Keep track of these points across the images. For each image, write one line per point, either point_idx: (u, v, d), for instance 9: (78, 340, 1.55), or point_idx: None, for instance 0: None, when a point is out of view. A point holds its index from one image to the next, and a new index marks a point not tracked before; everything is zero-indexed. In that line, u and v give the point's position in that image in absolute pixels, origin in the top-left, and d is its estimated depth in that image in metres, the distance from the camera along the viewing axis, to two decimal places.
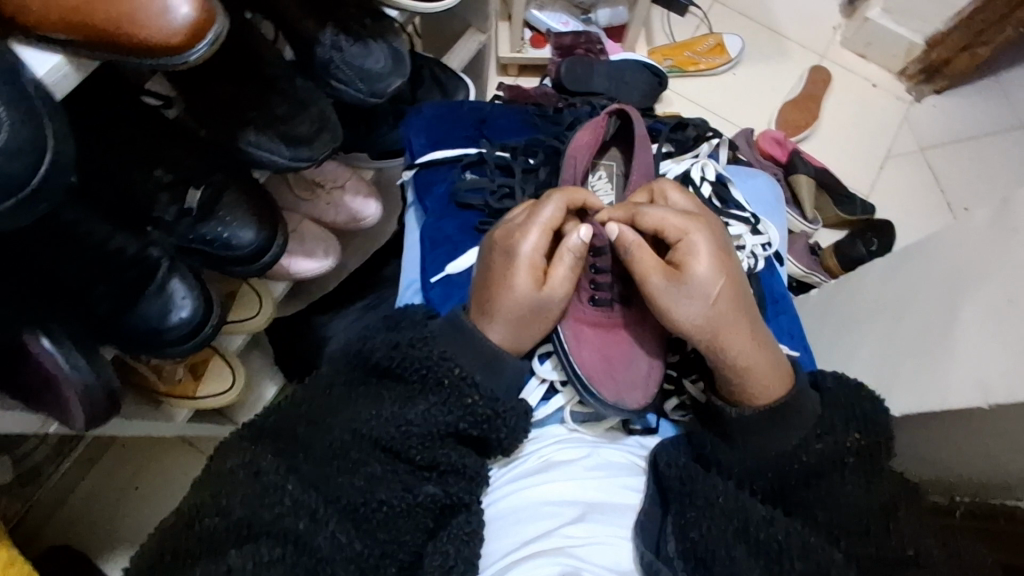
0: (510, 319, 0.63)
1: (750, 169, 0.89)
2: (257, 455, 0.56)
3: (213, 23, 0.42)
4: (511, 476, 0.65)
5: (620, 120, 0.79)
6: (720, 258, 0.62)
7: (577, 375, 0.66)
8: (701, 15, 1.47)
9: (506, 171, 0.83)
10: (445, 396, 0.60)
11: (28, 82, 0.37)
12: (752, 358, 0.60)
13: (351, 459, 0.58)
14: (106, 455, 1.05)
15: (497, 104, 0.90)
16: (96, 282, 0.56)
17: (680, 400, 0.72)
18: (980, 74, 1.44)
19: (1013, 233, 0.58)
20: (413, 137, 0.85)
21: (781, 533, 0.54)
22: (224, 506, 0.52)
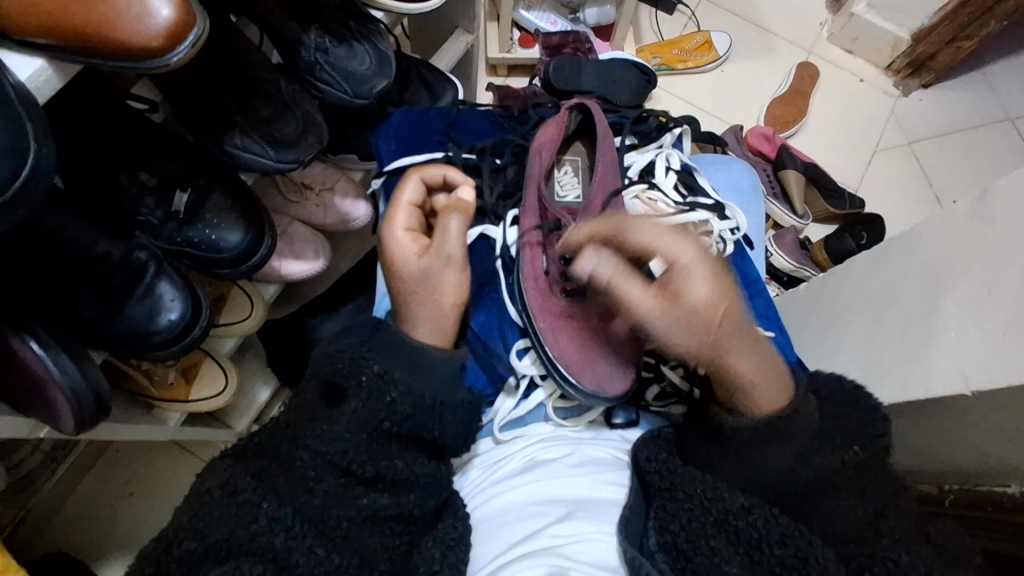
0: (426, 306, 0.66)
1: (723, 156, 0.90)
2: (234, 476, 0.55)
3: (193, 26, 0.42)
4: (499, 477, 0.65)
5: (581, 114, 0.79)
6: (717, 277, 0.56)
7: (554, 366, 0.67)
8: (689, 13, 1.48)
9: (474, 172, 0.83)
10: (406, 407, 0.59)
11: (9, 86, 0.37)
12: (752, 373, 0.59)
13: (308, 476, 0.56)
14: (99, 462, 1.05)
15: (464, 109, 0.91)
16: (80, 290, 0.56)
17: (660, 387, 0.73)
18: (966, 68, 1.45)
19: (991, 222, 0.57)
20: (382, 145, 0.86)
21: (759, 521, 0.54)
22: (199, 530, 0.52)
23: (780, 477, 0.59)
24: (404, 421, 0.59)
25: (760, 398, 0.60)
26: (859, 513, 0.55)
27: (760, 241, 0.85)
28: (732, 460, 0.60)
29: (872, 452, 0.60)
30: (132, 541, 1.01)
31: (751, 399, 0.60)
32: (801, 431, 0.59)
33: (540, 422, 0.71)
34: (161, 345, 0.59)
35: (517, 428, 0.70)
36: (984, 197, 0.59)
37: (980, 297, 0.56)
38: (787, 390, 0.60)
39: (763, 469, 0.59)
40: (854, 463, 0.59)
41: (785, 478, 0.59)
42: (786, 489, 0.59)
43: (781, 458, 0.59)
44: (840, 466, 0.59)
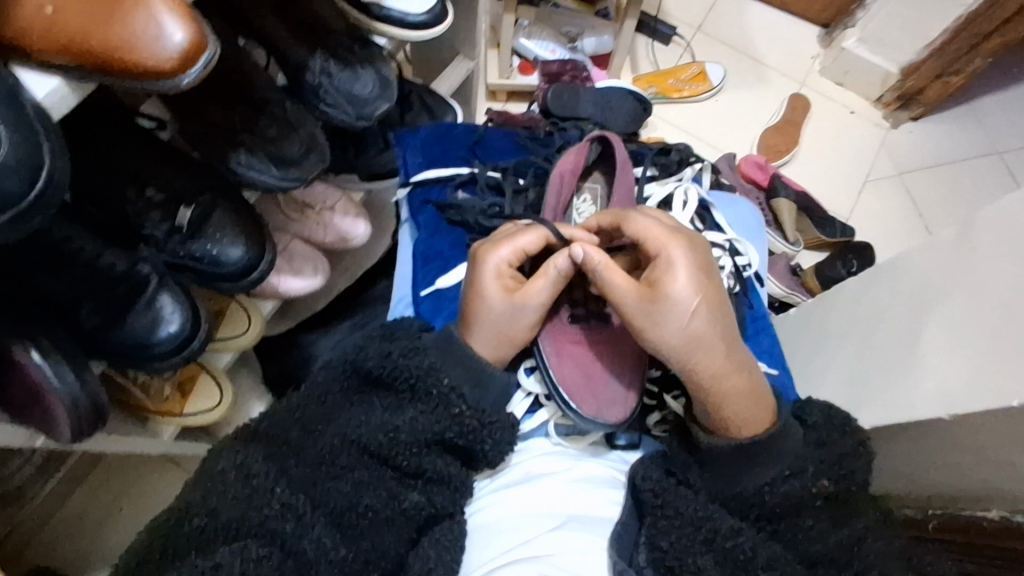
0: (485, 328, 0.64)
1: (732, 195, 0.92)
2: (249, 458, 0.57)
3: (204, 50, 0.44)
4: (497, 485, 0.66)
5: (601, 145, 0.81)
6: (697, 275, 0.61)
7: (557, 390, 0.68)
8: (685, 44, 1.52)
9: (497, 190, 0.86)
10: (434, 405, 0.61)
11: (28, 103, 0.39)
12: (731, 380, 0.59)
13: (340, 465, 0.59)
14: (92, 475, 1.04)
15: (491, 127, 0.94)
16: (83, 300, 0.58)
17: (661, 415, 0.74)
18: (954, 103, 1.49)
19: (972, 252, 0.59)
20: (409, 155, 0.88)
21: (747, 544, 0.56)
22: (213, 507, 0.53)
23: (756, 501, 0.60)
24: (417, 421, 0.60)
25: (733, 416, 0.59)
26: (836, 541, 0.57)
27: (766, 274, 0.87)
28: (723, 491, 0.61)
29: (841, 487, 0.61)
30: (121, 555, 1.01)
31: (727, 415, 0.60)
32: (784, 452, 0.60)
33: (540, 438, 0.71)
34: (160, 356, 0.60)
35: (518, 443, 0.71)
36: (965, 227, 0.60)
37: (960, 325, 0.58)
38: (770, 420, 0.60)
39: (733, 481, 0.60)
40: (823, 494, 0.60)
41: (754, 504, 0.60)
42: (745, 505, 0.61)
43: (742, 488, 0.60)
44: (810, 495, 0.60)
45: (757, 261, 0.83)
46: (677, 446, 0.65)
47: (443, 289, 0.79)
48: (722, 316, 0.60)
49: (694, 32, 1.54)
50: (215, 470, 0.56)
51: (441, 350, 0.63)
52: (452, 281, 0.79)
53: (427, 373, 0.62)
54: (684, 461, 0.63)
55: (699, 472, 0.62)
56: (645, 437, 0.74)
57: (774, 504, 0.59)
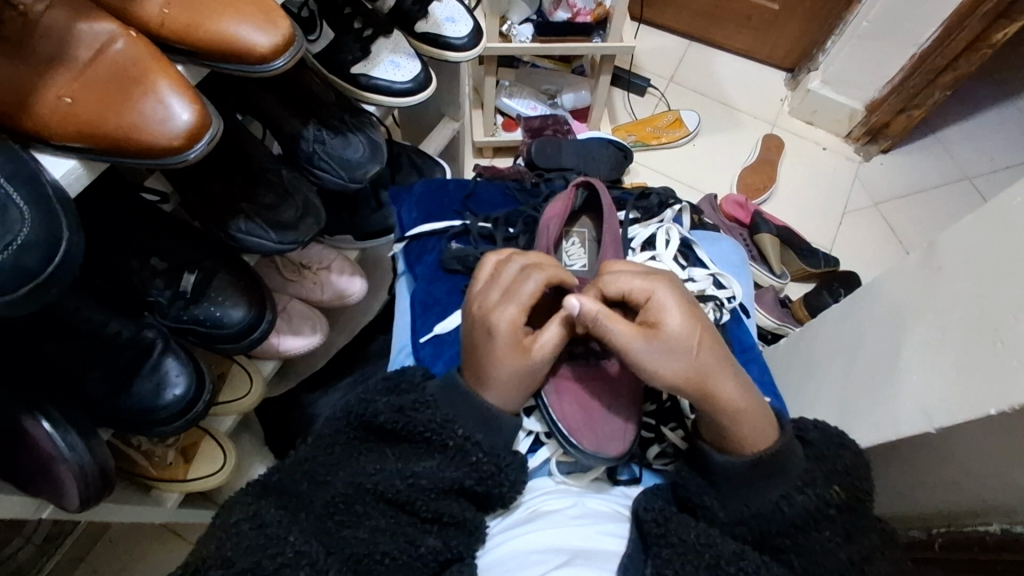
0: (505, 385, 0.64)
1: (716, 234, 0.96)
2: (261, 509, 0.57)
3: (208, 126, 0.48)
4: (508, 523, 0.67)
5: (587, 191, 0.84)
6: (689, 310, 0.64)
7: (557, 427, 0.70)
8: (659, 94, 1.60)
9: (489, 240, 0.88)
10: (450, 457, 0.63)
11: (46, 184, 0.42)
12: (741, 403, 0.61)
13: (354, 512, 0.59)
14: (93, 551, 1.03)
15: (482, 181, 0.97)
16: (90, 368, 0.59)
17: (661, 448, 0.75)
18: (920, 135, 1.56)
19: (939, 272, 0.62)
20: (404, 211, 0.92)
21: (751, 566, 0.56)
22: (226, 556, 0.53)
23: (777, 530, 0.59)
24: (438, 470, 0.62)
25: (746, 441, 0.61)
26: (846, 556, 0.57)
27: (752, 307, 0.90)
28: (739, 513, 0.60)
29: (854, 494, 0.61)
30: None
31: (739, 435, 0.61)
32: (787, 472, 0.60)
33: (544, 477, 0.73)
34: (165, 420, 0.62)
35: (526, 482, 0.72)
36: (932, 248, 0.64)
37: (936, 340, 0.59)
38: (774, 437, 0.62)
39: (750, 501, 0.60)
40: (836, 501, 0.60)
41: (774, 520, 0.59)
42: (767, 525, 0.60)
43: (765, 503, 0.60)
44: (825, 504, 0.59)
45: (741, 293, 0.86)
46: (689, 472, 0.65)
47: (442, 335, 0.81)
48: (718, 345, 0.63)
49: (666, 82, 1.62)
50: (227, 523, 0.56)
51: (447, 400, 0.65)
52: (450, 326, 0.81)
53: (441, 426, 0.63)
54: (700, 485, 0.63)
55: (716, 496, 0.62)
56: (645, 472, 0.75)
57: (795, 515, 0.59)
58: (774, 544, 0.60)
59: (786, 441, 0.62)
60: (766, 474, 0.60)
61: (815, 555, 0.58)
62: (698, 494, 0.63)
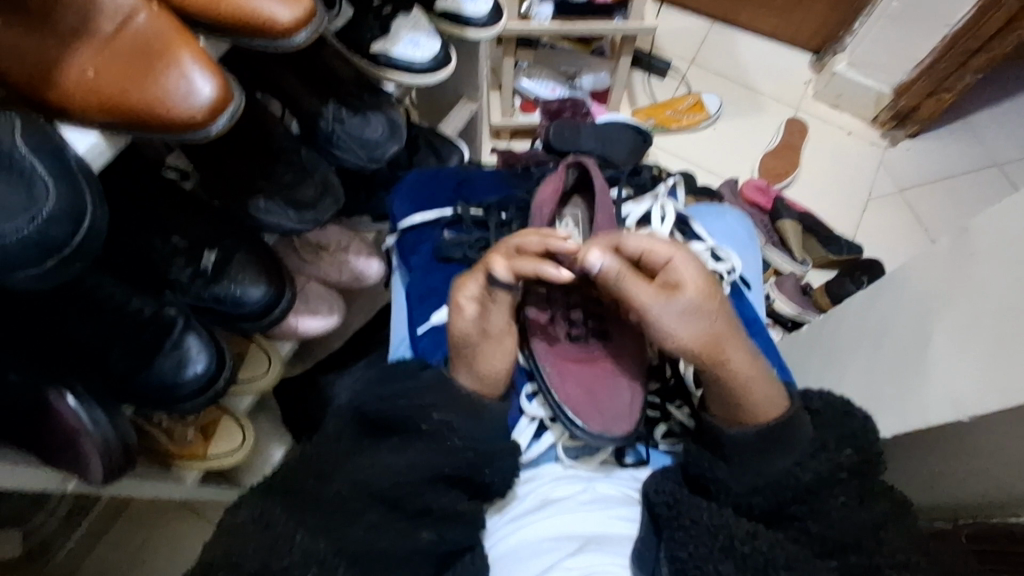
0: (462, 359, 0.67)
1: (720, 206, 0.94)
2: (267, 510, 0.55)
3: (230, 101, 0.47)
4: (513, 514, 0.66)
5: (579, 171, 0.83)
6: (708, 275, 0.62)
7: (562, 410, 0.69)
8: (680, 77, 1.57)
9: (482, 227, 0.89)
10: (430, 442, 0.63)
11: (70, 157, 0.42)
12: (752, 370, 0.61)
13: (353, 509, 0.57)
14: (115, 526, 1.05)
15: (473, 168, 0.96)
16: (113, 345, 0.60)
17: (668, 427, 0.75)
18: (948, 120, 1.52)
19: (971, 257, 0.60)
20: (397, 204, 0.90)
21: (764, 545, 0.55)
22: (235, 562, 0.51)
23: (791, 496, 0.60)
24: (421, 458, 0.61)
25: (754, 408, 0.61)
26: (861, 522, 0.58)
27: (755, 280, 0.88)
28: (752, 484, 0.61)
29: (865, 458, 0.62)
30: None
31: (749, 404, 0.61)
32: (795, 441, 0.60)
33: (551, 463, 0.72)
34: (186, 396, 0.63)
35: (527, 472, 0.71)
36: (963, 233, 0.62)
37: (968, 327, 0.58)
38: (782, 407, 0.62)
39: (762, 470, 0.61)
40: (847, 465, 0.61)
41: (787, 486, 0.60)
42: (781, 493, 0.60)
43: (776, 470, 0.60)
44: (837, 469, 0.61)
45: (741, 266, 0.84)
46: (697, 448, 0.64)
47: (439, 324, 0.80)
48: (732, 311, 0.63)
49: (688, 65, 1.59)
50: (234, 523, 0.55)
51: (441, 397, 0.65)
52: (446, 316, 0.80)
53: (418, 411, 0.64)
54: (709, 461, 0.63)
55: (726, 467, 0.62)
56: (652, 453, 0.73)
57: (808, 480, 0.60)
58: (789, 513, 0.60)
59: (793, 412, 0.61)
60: (775, 444, 0.60)
61: (831, 519, 0.58)
62: (710, 469, 0.62)
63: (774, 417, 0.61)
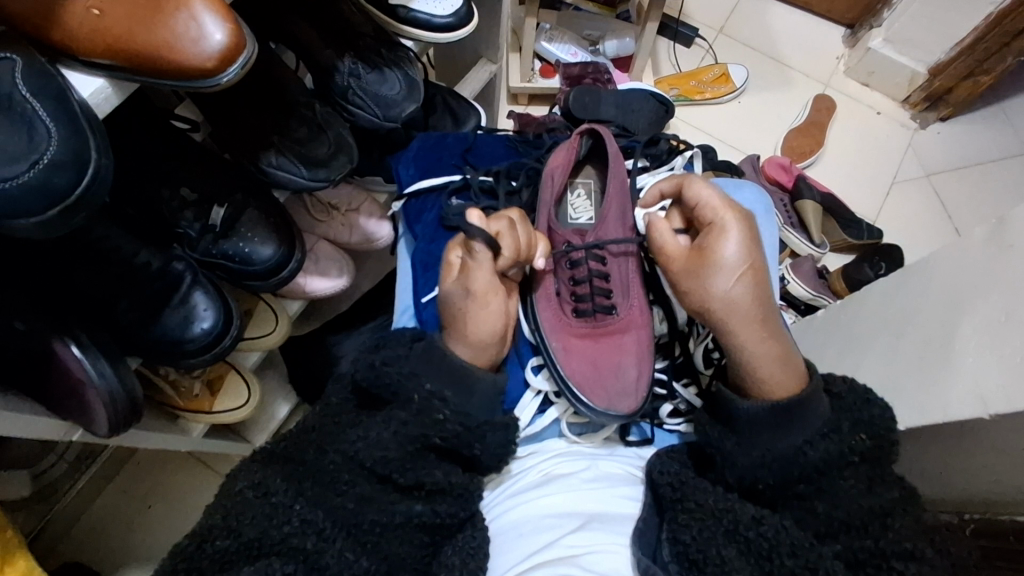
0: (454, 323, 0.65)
1: (737, 178, 0.91)
2: (266, 478, 0.58)
3: (243, 49, 0.45)
4: (516, 489, 0.66)
5: (591, 139, 0.80)
6: (746, 242, 0.63)
7: (567, 384, 0.69)
8: (706, 46, 1.51)
9: (490, 195, 0.86)
10: (414, 413, 0.60)
11: (74, 102, 0.40)
12: (764, 345, 0.60)
13: (342, 482, 0.58)
14: (121, 473, 1.06)
15: (482, 134, 0.94)
16: (121, 297, 0.59)
17: (674, 406, 0.74)
18: (983, 104, 1.47)
19: (1009, 250, 0.58)
20: (403, 168, 0.88)
21: (769, 531, 0.54)
22: (234, 528, 0.54)
23: (796, 474, 0.58)
24: (400, 431, 0.59)
25: (765, 381, 0.60)
26: (869, 505, 0.55)
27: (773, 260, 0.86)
28: (757, 458, 0.59)
29: (879, 442, 0.58)
30: (150, 552, 1.02)
31: (758, 378, 0.60)
32: (808, 417, 0.58)
33: (555, 438, 0.72)
34: (194, 352, 0.62)
35: (529, 447, 0.71)
36: (1001, 224, 0.59)
37: (998, 322, 0.56)
38: (801, 382, 0.60)
39: (768, 445, 0.59)
40: (860, 449, 0.58)
41: (795, 463, 0.58)
42: (786, 471, 0.58)
43: (779, 448, 0.58)
44: (845, 452, 0.57)
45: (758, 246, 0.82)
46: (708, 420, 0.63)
47: None
48: (764, 281, 0.62)
49: (716, 34, 1.53)
50: (233, 491, 0.57)
51: (427, 362, 0.62)
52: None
53: (404, 381, 0.61)
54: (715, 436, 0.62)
55: (735, 440, 0.60)
56: (657, 432, 0.73)
57: (817, 459, 0.57)
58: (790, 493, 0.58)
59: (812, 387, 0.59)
60: (786, 421, 0.58)
61: (839, 499, 0.56)
62: (718, 443, 0.61)
63: (788, 395, 0.59)
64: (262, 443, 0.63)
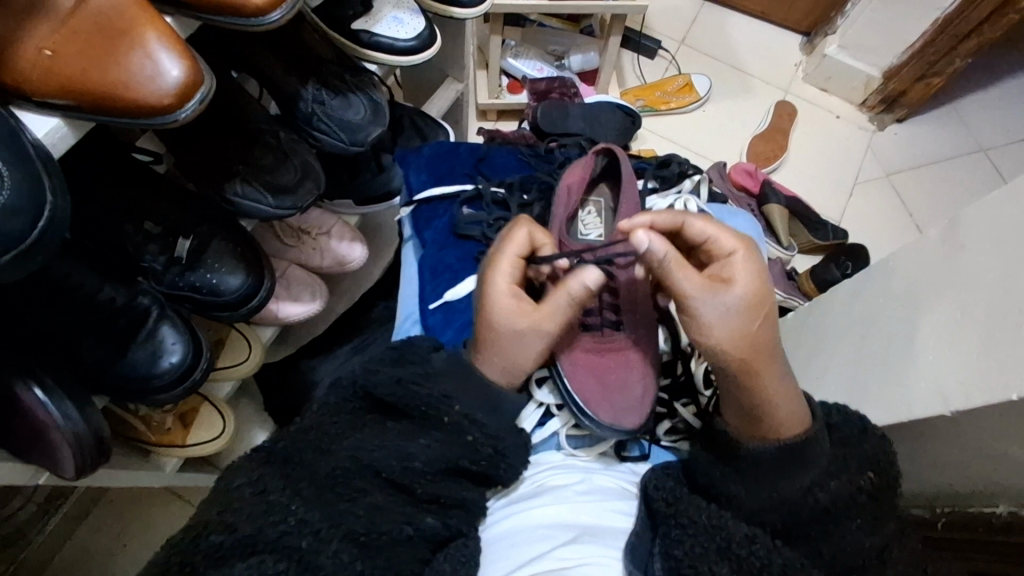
0: (503, 351, 0.65)
1: (731, 207, 0.93)
2: (264, 476, 0.56)
3: (201, 84, 0.45)
4: (511, 500, 0.66)
5: (607, 158, 0.81)
6: (762, 277, 0.62)
7: (572, 399, 0.69)
8: (669, 57, 1.54)
9: (502, 207, 0.86)
10: (440, 430, 0.62)
11: (27, 143, 0.40)
12: (782, 383, 0.59)
13: (353, 487, 0.57)
14: (93, 512, 1.03)
15: (495, 145, 0.95)
16: (85, 335, 0.58)
17: (672, 424, 0.75)
18: (936, 105, 1.52)
19: (961, 249, 0.60)
20: (413, 174, 0.89)
21: (761, 550, 0.54)
22: (230, 523, 0.51)
23: (807, 517, 0.57)
24: (430, 449, 0.60)
25: (777, 422, 0.59)
26: (870, 545, 0.56)
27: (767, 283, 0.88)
28: (763, 502, 0.58)
29: (885, 479, 0.59)
30: None
31: (774, 418, 0.59)
32: (805, 452, 0.58)
33: (551, 451, 0.73)
34: (163, 387, 0.61)
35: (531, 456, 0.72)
36: (953, 224, 0.61)
37: (956, 321, 0.58)
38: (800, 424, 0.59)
39: (777, 488, 0.58)
40: (867, 489, 0.58)
41: (803, 506, 0.57)
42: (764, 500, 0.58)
43: (789, 493, 0.58)
44: (855, 492, 0.58)
45: None
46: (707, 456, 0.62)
47: (452, 302, 0.79)
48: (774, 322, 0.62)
49: (678, 45, 1.56)
50: (230, 487, 0.55)
51: (413, 380, 0.63)
52: (460, 294, 0.79)
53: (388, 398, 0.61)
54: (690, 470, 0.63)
55: (741, 482, 0.59)
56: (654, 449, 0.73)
57: (827, 502, 0.57)
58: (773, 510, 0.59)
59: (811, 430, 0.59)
60: (796, 459, 0.58)
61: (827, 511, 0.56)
62: (720, 481, 0.60)
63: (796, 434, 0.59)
64: None
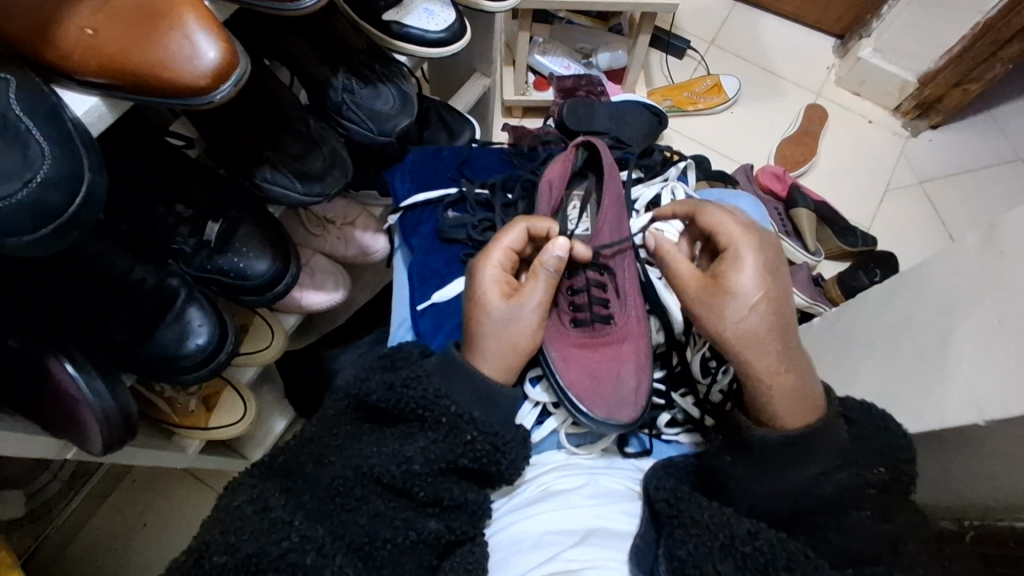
0: (494, 341, 0.65)
1: (732, 191, 0.92)
2: (264, 492, 0.57)
3: (236, 66, 0.45)
4: (515, 504, 0.66)
5: (587, 151, 0.82)
6: (765, 273, 0.62)
7: (566, 395, 0.68)
8: (699, 58, 1.53)
9: (487, 207, 0.87)
10: (445, 434, 0.61)
11: (68, 120, 0.41)
12: (777, 378, 0.59)
13: (354, 497, 0.59)
14: (116, 492, 1.05)
15: (476, 147, 0.94)
16: (114, 313, 0.59)
17: (672, 415, 0.74)
18: (974, 111, 1.48)
19: (1002, 256, 0.58)
20: (398, 180, 0.88)
21: (764, 546, 0.53)
22: (231, 543, 0.52)
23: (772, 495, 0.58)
24: (428, 451, 0.60)
25: (775, 409, 0.59)
26: (864, 522, 0.56)
27: None
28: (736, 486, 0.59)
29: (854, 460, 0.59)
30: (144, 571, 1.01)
31: (775, 412, 0.59)
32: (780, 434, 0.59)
33: (554, 449, 0.72)
34: (189, 368, 0.62)
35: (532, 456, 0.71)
36: (992, 231, 0.60)
37: (991, 329, 0.56)
38: (809, 405, 0.59)
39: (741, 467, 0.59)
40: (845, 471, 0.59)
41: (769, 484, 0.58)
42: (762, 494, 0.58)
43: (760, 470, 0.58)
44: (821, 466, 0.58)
45: None
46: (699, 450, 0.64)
47: (439, 304, 0.79)
48: (785, 318, 0.61)
49: (708, 45, 1.54)
50: (232, 506, 0.56)
51: (441, 374, 0.63)
52: (446, 295, 0.79)
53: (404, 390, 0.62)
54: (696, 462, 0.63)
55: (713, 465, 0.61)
56: (656, 442, 0.73)
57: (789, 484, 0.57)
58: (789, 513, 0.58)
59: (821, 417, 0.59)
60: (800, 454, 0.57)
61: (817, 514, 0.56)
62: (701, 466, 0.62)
63: (799, 422, 0.59)
64: (260, 458, 0.62)
